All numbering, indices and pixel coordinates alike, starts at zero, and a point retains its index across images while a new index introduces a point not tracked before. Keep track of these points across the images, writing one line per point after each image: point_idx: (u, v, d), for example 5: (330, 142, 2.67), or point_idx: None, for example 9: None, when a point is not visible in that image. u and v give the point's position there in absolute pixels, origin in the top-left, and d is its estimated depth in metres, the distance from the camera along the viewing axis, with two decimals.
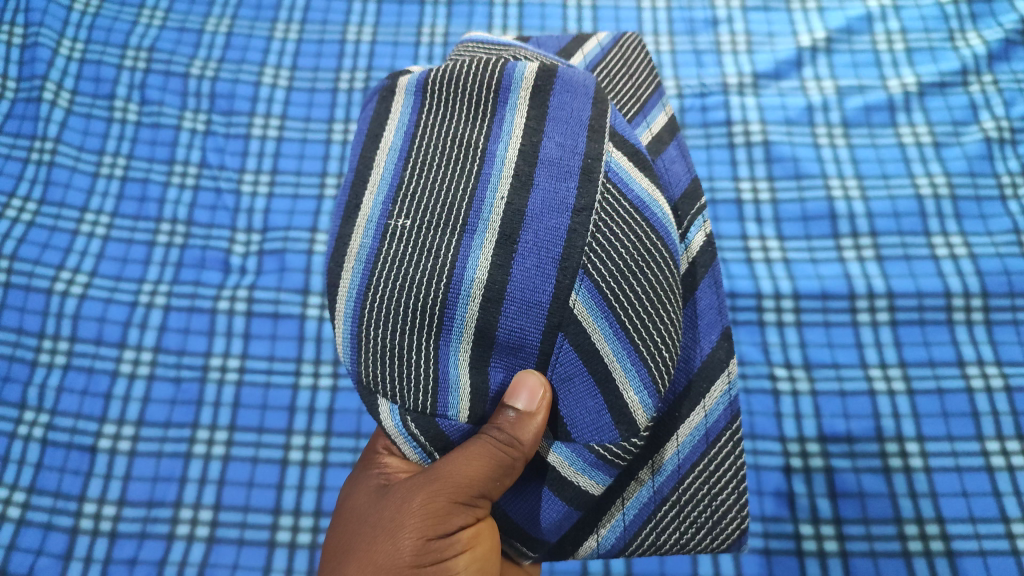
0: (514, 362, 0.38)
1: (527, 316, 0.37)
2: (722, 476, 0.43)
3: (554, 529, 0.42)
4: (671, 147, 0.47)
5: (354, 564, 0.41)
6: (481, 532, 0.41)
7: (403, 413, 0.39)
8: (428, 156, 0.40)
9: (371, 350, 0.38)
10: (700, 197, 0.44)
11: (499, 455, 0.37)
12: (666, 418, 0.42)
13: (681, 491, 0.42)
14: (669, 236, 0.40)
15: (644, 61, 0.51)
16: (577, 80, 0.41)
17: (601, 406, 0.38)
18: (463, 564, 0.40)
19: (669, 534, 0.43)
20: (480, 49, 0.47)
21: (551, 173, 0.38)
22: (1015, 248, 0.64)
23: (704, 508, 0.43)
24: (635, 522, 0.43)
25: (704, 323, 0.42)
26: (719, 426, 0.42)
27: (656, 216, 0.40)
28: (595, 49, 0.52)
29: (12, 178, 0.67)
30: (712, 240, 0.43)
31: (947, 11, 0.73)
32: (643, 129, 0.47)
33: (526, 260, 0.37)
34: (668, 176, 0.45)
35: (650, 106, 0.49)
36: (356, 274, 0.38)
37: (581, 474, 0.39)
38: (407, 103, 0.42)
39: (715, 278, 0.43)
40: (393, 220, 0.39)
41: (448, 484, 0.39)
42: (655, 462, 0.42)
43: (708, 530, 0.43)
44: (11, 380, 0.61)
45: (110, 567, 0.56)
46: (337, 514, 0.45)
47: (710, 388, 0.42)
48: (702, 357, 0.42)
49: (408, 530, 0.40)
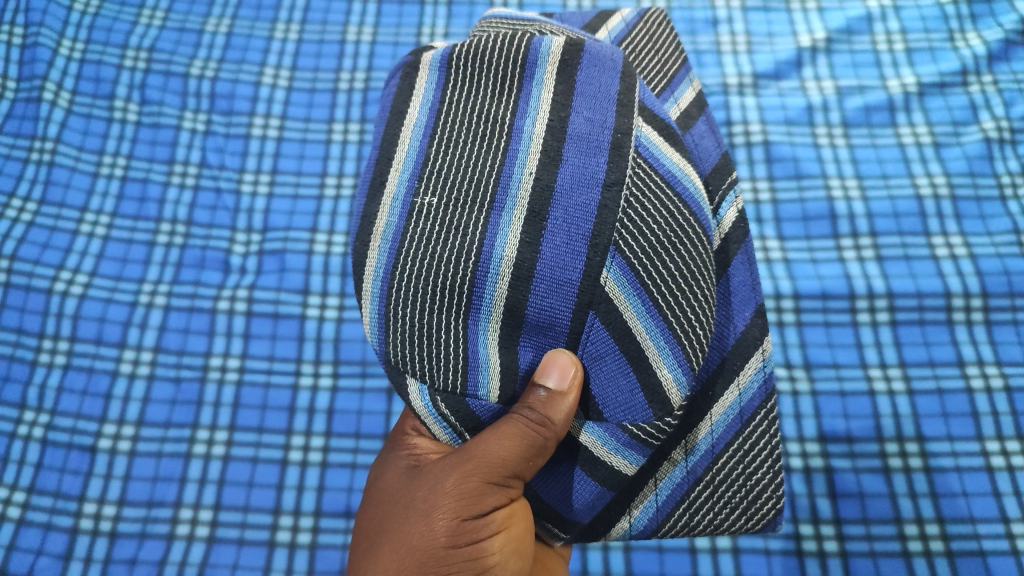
0: (544, 342, 0.38)
1: (557, 294, 0.37)
2: (758, 456, 0.42)
3: (587, 509, 0.42)
4: (700, 122, 0.47)
5: (387, 546, 0.41)
6: (515, 513, 0.41)
7: (434, 392, 0.39)
8: (454, 133, 0.40)
9: (399, 329, 0.38)
10: (731, 172, 0.44)
11: (531, 434, 0.38)
12: (700, 397, 0.42)
13: (715, 470, 0.42)
14: (702, 211, 0.40)
15: (670, 35, 0.51)
16: (604, 54, 0.41)
17: (634, 385, 0.39)
18: (499, 544, 0.40)
19: (703, 515, 0.43)
20: (504, 24, 0.48)
21: (581, 148, 0.38)
22: (1015, 248, 0.65)
23: (738, 488, 0.43)
24: (669, 502, 0.43)
25: (737, 301, 0.42)
26: (755, 404, 0.42)
27: (689, 190, 0.40)
28: (620, 24, 0.52)
29: (12, 177, 0.66)
30: (744, 216, 0.43)
31: (947, 12, 0.74)
32: (671, 105, 0.47)
33: (556, 237, 0.37)
34: (699, 151, 0.45)
35: (679, 81, 0.49)
36: (384, 253, 0.39)
37: (615, 454, 0.39)
38: (432, 78, 0.42)
39: (747, 255, 0.43)
40: (420, 198, 0.39)
41: (482, 463, 0.40)
42: (689, 442, 0.42)
43: (744, 510, 0.43)
44: (9, 380, 0.60)
45: (109, 567, 0.55)
46: (367, 496, 0.46)
47: (744, 366, 0.42)
48: (736, 335, 0.42)
49: (442, 511, 0.41)
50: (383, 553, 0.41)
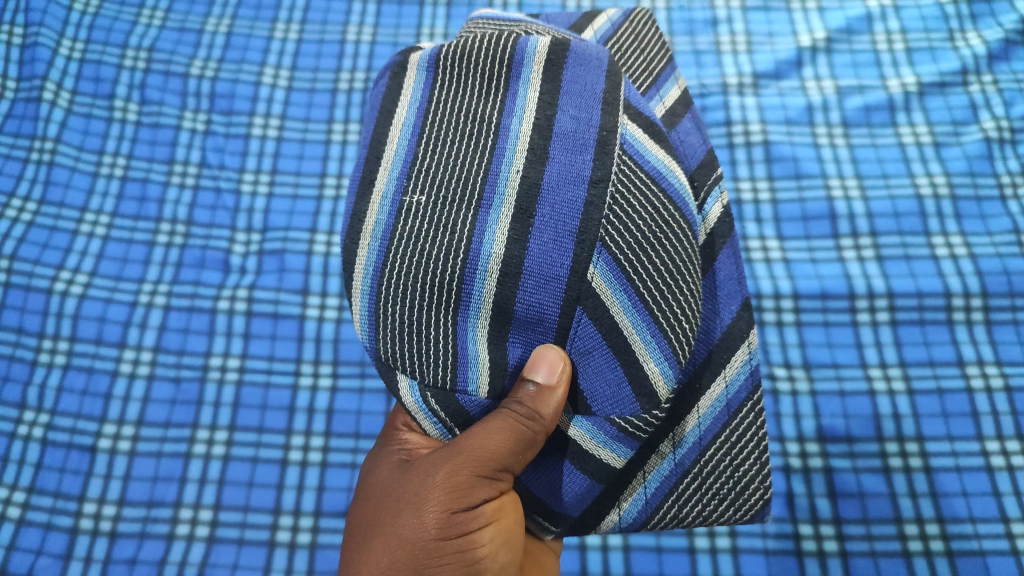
0: (532, 337, 0.39)
1: (545, 290, 0.37)
2: (745, 447, 0.43)
3: (576, 503, 0.42)
4: (686, 119, 0.47)
5: (380, 538, 0.42)
6: (505, 505, 0.41)
7: (424, 387, 0.39)
8: (442, 132, 0.41)
9: (389, 325, 0.39)
10: (716, 168, 0.44)
11: (521, 428, 0.38)
12: (687, 389, 0.42)
13: (703, 462, 0.43)
14: (687, 207, 0.40)
15: (656, 36, 0.51)
16: (590, 54, 0.41)
17: (621, 378, 0.39)
18: (488, 536, 0.40)
19: (691, 507, 0.43)
20: (491, 25, 0.48)
21: (567, 146, 0.38)
22: (1015, 248, 0.64)
23: (726, 479, 0.43)
24: (657, 495, 0.43)
25: (723, 294, 0.42)
26: (741, 396, 0.43)
27: (674, 186, 0.40)
28: (606, 23, 0.52)
29: (12, 177, 0.67)
30: (729, 211, 0.43)
31: (947, 11, 0.74)
32: (657, 103, 0.47)
33: (543, 234, 0.37)
34: (685, 148, 0.45)
35: (664, 79, 0.49)
36: (373, 251, 0.39)
37: (603, 447, 0.40)
38: (420, 78, 0.42)
39: (734, 249, 0.43)
40: (408, 196, 0.39)
41: (471, 457, 0.40)
42: (676, 435, 0.42)
43: (731, 501, 0.43)
44: (10, 380, 0.60)
45: (110, 567, 0.55)
46: (361, 490, 0.47)
47: (730, 359, 0.42)
48: (722, 329, 0.42)
49: (433, 504, 0.41)
50: (377, 546, 0.42)
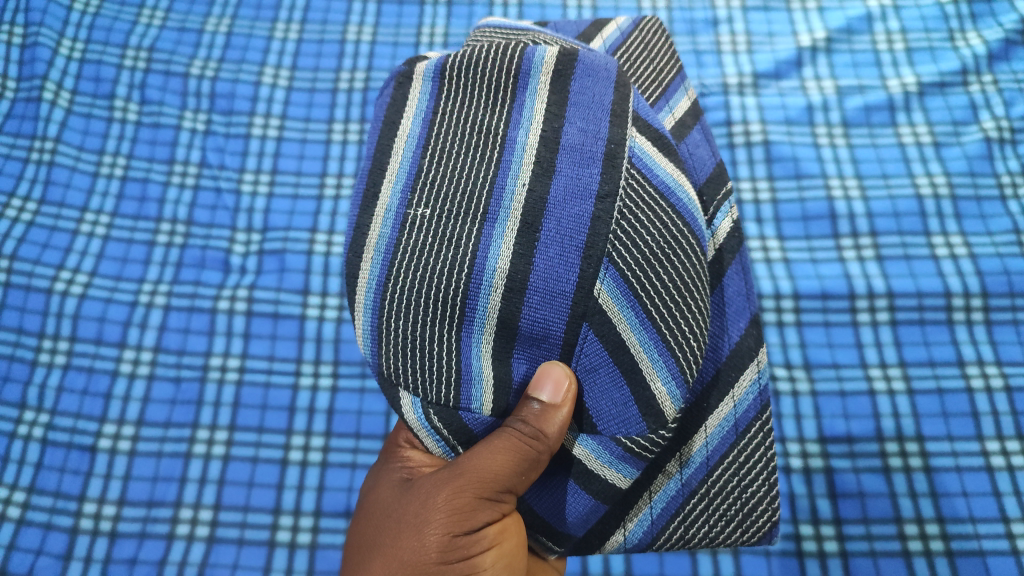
0: (537, 354, 0.39)
1: (551, 306, 0.37)
2: (752, 468, 0.43)
3: (580, 523, 0.42)
4: (695, 130, 0.47)
5: (380, 560, 0.42)
6: (507, 528, 0.41)
7: (426, 405, 0.39)
8: (447, 144, 0.41)
9: (392, 341, 0.39)
10: (725, 182, 0.44)
11: (524, 448, 0.38)
12: (694, 408, 0.42)
13: (710, 483, 0.43)
14: (696, 223, 0.40)
15: (666, 45, 0.52)
16: (599, 64, 0.41)
17: (627, 397, 0.39)
18: (490, 561, 0.41)
19: (697, 528, 0.43)
20: (497, 33, 0.48)
21: (574, 159, 0.38)
22: (1015, 248, 0.64)
23: (733, 500, 0.43)
24: (663, 515, 0.43)
25: (732, 311, 0.43)
26: (750, 415, 0.43)
27: (682, 202, 0.40)
28: (614, 32, 0.52)
29: (12, 177, 0.66)
30: (739, 226, 0.43)
31: (947, 11, 0.74)
32: (666, 113, 0.47)
33: (549, 250, 0.37)
34: (693, 161, 0.45)
35: (673, 90, 0.49)
36: (377, 265, 0.39)
37: (609, 467, 0.40)
38: (425, 88, 0.42)
39: (742, 265, 0.43)
40: (413, 210, 0.39)
41: (473, 478, 0.40)
42: (683, 454, 0.42)
43: (739, 522, 0.43)
44: (10, 380, 0.60)
45: (110, 566, 0.55)
46: (360, 509, 0.47)
47: (738, 378, 0.42)
48: (731, 345, 0.42)
49: (434, 526, 0.41)
50: (376, 567, 0.42)
